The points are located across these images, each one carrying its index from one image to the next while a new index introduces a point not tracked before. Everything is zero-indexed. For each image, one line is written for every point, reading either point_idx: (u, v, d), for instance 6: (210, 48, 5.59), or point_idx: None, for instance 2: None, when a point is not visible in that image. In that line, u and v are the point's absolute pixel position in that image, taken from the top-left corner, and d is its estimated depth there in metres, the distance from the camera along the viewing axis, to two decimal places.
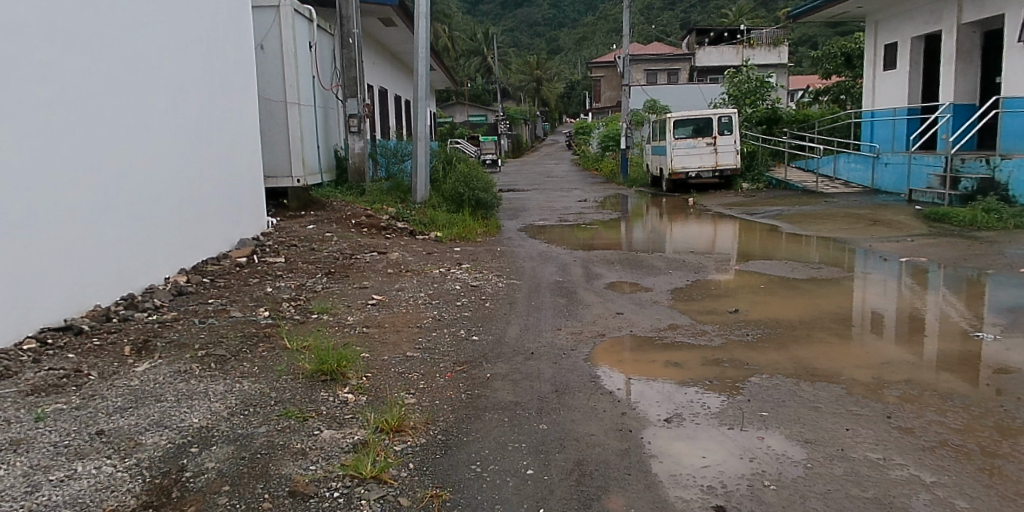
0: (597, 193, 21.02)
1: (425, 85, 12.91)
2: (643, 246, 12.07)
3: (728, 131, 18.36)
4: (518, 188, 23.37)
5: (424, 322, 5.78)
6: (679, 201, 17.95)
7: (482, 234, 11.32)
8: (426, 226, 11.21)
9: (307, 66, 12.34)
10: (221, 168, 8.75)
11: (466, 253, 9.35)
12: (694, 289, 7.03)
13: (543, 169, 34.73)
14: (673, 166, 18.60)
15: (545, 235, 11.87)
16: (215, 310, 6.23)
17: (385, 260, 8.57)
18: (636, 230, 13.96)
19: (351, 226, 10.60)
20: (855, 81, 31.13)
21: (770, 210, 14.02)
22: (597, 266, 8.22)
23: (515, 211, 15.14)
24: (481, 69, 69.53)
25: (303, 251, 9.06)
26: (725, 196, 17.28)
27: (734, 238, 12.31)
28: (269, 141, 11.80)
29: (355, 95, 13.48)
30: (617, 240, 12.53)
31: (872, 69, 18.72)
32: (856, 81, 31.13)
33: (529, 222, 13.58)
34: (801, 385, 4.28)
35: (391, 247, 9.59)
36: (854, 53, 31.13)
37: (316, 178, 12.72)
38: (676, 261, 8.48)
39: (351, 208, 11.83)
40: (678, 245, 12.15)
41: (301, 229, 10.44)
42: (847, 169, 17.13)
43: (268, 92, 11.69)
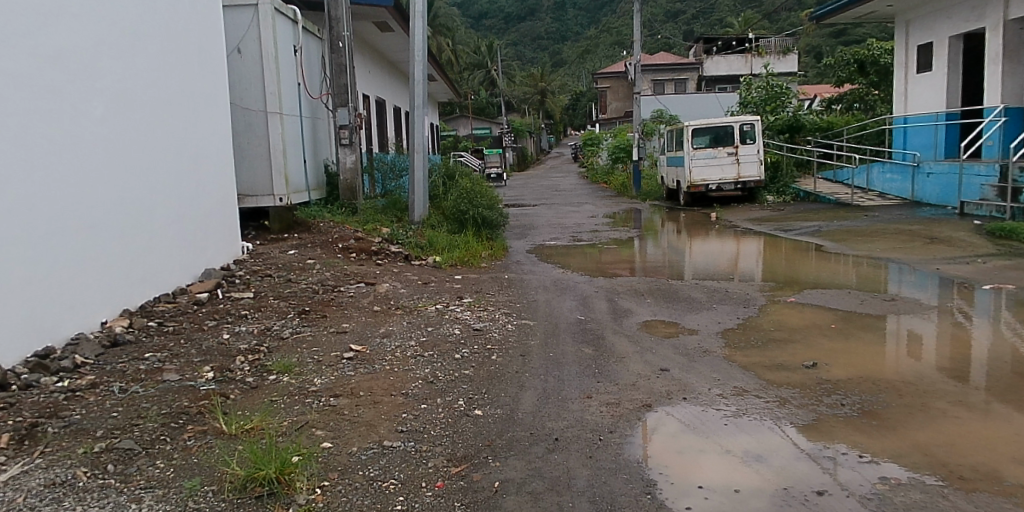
0: (609, 207, 19.69)
1: (422, 92, 11.63)
2: (667, 267, 10.74)
3: (750, 139, 17.03)
4: (526, 203, 22.10)
5: (413, 386, 4.42)
6: (700, 216, 16.58)
7: (486, 257, 9.97)
8: (423, 249, 9.85)
9: (290, 72, 11.10)
10: (180, 188, 7.42)
11: (468, 283, 7.99)
12: (751, 332, 5.66)
13: (552, 184, 33.54)
14: (692, 178, 17.26)
15: (558, 257, 10.51)
16: (148, 371, 4.89)
17: (373, 294, 7.24)
18: (657, 248, 12.62)
19: (337, 251, 9.26)
20: (869, 89, 29.75)
21: (805, 226, 12.67)
22: (626, 300, 6.86)
23: (523, 229, 13.80)
24: (484, 81, 68.55)
25: (277, 284, 7.71)
26: (750, 210, 15.91)
27: (768, 256, 10.97)
28: (248, 156, 10.52)
29: (346, 104, 12.25)
30: (637, 260, 11.21)
31: (903, 71, 17.36)
32: (871, 89, 29.78)
33: (540, 242, 12.22)
34: (954, 501, 2.92)
35: (382, 277, 8.25)
36: (868, 60, 29.82)
37: (303, 196, 11.42)
38: (719, 292, 7.11)
39: (340, 228, 10.51)
40: (706, 266, 10.78)
41: (280, 255, 9.12)
42: (883, 180, 15.77)
43: (247, 102, 10.42)
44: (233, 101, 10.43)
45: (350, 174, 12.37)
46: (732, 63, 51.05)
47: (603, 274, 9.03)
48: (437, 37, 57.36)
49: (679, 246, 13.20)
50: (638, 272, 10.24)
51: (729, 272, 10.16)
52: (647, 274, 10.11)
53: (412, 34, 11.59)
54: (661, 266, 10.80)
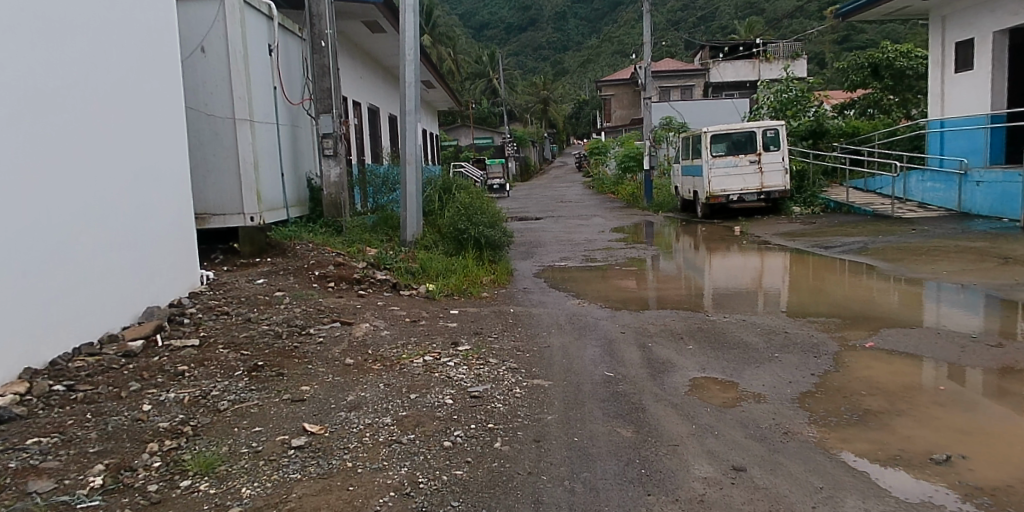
0: (620, 220, 18.32)
1: (415, 95, 10.28)
2: (689, 289, 9.43)
3: (774, 146, 15.66)
4: (530, 216, 20.75)
5: (378, 504, 3.06)
6: (721, 230, 15.21)
7: (488, 284, 8.59)
8: (414, 277, 8.43)
9: (264, 74, 9.82)
10: (113, 212, 6.00)
11: (464, 321, 6.61)
12: (836, 398, 4.29)
13: (556, 194, 32.20)
14: (710, 189, 15.89)
15: (571, 281, 9.13)
16: (18, 471, 3.53)
17: (348, 338, 5.86)
18: (678, 267, 11.28)
19: (312, 279, 7.89)
20: (883, 94, 28.17)
21: (847, 241, 11.26)
22: (661, 345, 5.48)
23: (529, 248, 12.43)
24: (486, 91, 67.46)
25: (234, 326, 6.33)
26: (776, 222, 14.52)
27: (808, 277, 9.59)
28: (214, 169, 9.21)
29: (330, 110, 10.94)
30: (655, 281, 9.89)
31: (939, 71, 15.99)
32: (885, 95, 28.17)
33: (547, 262, 10.85)
34: None
35: (363, 313, 6.86)
36: (882, 63, 28.46)
37: (281, 213, 10.10)
38: (777, 334, 5.72)
39: (319, 250, 9.16)
40: (738, 287, 9.42)
41: (246, 286, 7.76)
42: (922, 189, 14.39)
43: (212, 107, 9.11)
44: (196, 106, 9.11)
45: (336, 188, 11.05)
46: (738, 69, 50.33)
47: (628, 304, 7.67)
48: (438, 46, 56.44)
49: (704, 263, 11.84)
50: (659, 294, 8.92)
51: (762, 294, 8.84)
52: (666, 297, 8.82)
53: (404, 30, 10.25)
54: (684, 288, 9.50)
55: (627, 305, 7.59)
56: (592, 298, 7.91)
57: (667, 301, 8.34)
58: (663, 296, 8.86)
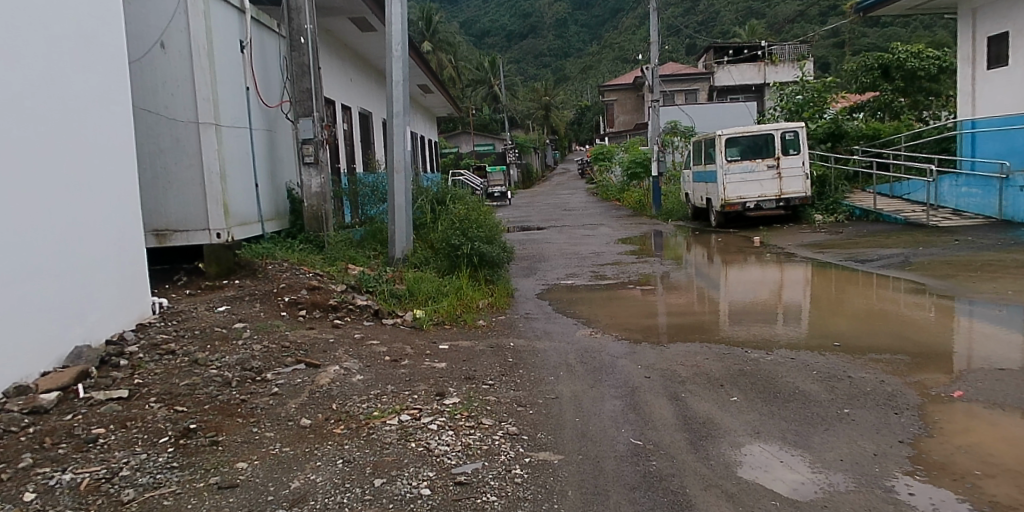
0: (628, 230, 17.20)
1: (404, 94, 9.20)
2: (714, 306, 8.38)
3: (794, 150, 14.58)
4: (533, 226, 19.65)
5: None
6: (739, 240, 14.12)
7: (485, 309, 7.49)
8: (399, 302, 7.32)
9: (234, 73, 8.80)
10: (27, 236, 4.85)
11: (455, 361, 5.51)
12: (943, 484, 3.20)
13: (560, 202, 31.11)
14: (726, 196, 14.81)
15: (580, 303, 8.04)
16: None
17: (309, 387, 4.76)
18: (698, 281, 10.20)
19: (281, 307, 6.80)
20: (894, 96, 26.86)
21: (885, 254, 10.16)
22: (699, 397, 4.39)
23: (531, 263, 11.34)
24: (487, 97, 66.54)
25: (178, 370, 5.24)
26: (799, 232, 13.42)
27: (848, 294, 8.51)
28: (177, 180, 8.15)
29: (310, 113, 9.93)
30: (674, 297, 8.85)
31: (970, 67, 14.91)
32: (895, 96, 26.85)
33: (552, 280, 9.75)
34: None
35: (335, 350, 5.75)
36: (892, 64, 27.34)
37: (254, 228, 9.05)
38: (841, 381, 4.60)
39: (294, 270, 8.08)
40: (768, 306, 8.34)
41: (204, 316, 6.68)
42: (955, 194, 13.30)
43: (173, 110, 8.07)
44: (156, 110, 8.06)
45: (318, 199, 10.01)
46: (744, 71, 49.27)
47: (649, 330, 6.54)
48: (438, 53, 55.62)
49: (727, 276, 10.76)
50: (679, 312, 7.87)
51: (797, 313, 7.80)
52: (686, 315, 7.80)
53: (390, 23, 9.20)
54: (707, 305, 8.45)
55: (648, 332, 6.45)
56: (607, 325, 6.79)
57: (689, 322, 7.28)
58: (684, 314, 7.81)
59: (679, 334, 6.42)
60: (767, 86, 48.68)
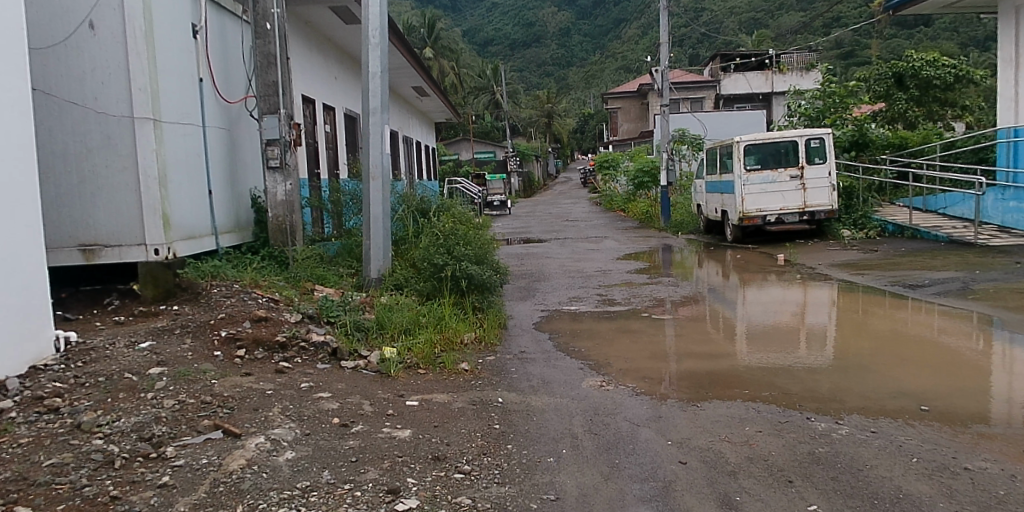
0: (635, 244, 15.86)
1: (382, 88, 7.91)
2: (745, 335, 7.08)
3: (819, 158, 13.32)
4: (533, 238, 18.31)
5: None
6: (760, 257, 12.80)
7: (471, 346, 6.16)
8: (365, 336, 5.97)
9: (183, 61, 7.56)
10: None
11: (425, 427, 4.18)
12: None
13: (562, 212, 29.77)
14: (744, 208, 13.51)
15: (585, 336, 6.72)
16: None
17: (212, 475, 3.44)
18: (722, 302, 8.88)
19: (216, 345, 5.48)
20: (909, 107, 25.06)
21: (938, 278, 8.83)
22: (761, 503, 3.05)
23: (530, 283, 10.00)
24: (488, 104, 65.39)
25: (52, 438, 3.92)
26: (828, 249, 12.10)
27: (903, 325, 7.20)
28: (107, 185, 6.85)
29: (276, 110, 8.65)
30: (697, 323, 7.56)
31: (1012, 71, 13.62)
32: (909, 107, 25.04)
33: (553, 305, 8.42)
34: None
35: (268, 409, 4.43)
36: (906, 73, 25.41)
37: (204, 243, 7.76)
38: (957, 479, 3.26)
39: (245, 294, 6.76)
40: (805, 338, 7.05)
41: (119, 354, 5.35)
42: (1002, 210, 11.99)
43: (103, 102, 6.79)
44: (83, 101, 6.78)
45: (284, 209, 8.73)
46: (750, 80, 48.01)
47: (673, 377, 5.20)
48: (440, 59, 54.54)
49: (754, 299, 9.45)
50: (703, 342, 6.57)
51: (846, 346, 6.50)
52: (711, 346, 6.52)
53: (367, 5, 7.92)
54: (736, 333, 7.16)
55: (673, 380, 5.12)
56: (621, 369, 5.45)
57: (720, 357, 5.98)
58: (709, 344, 6.50)
59: (711, 380, 5.11)
60: (775, 95, 47.30)
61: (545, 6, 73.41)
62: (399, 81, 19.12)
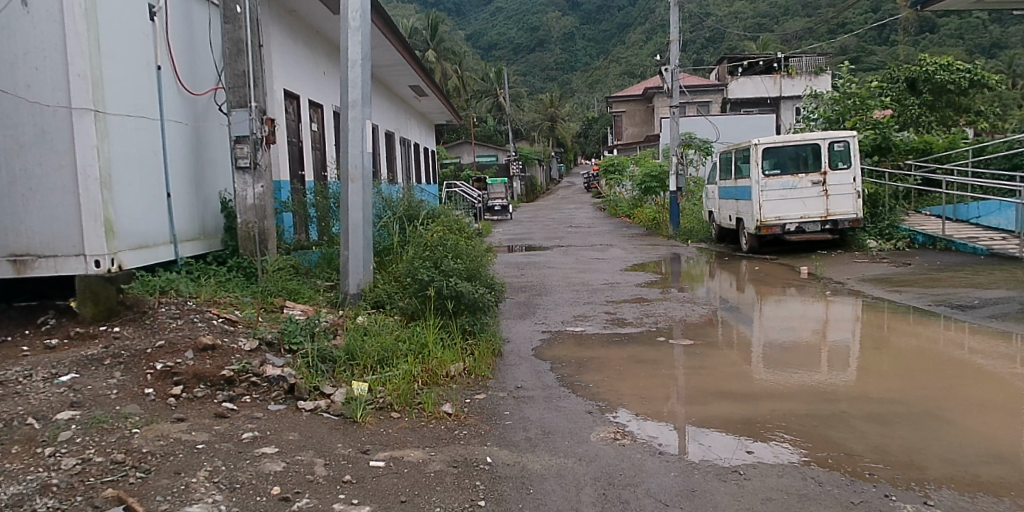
0: (643, 253, 14.91)
1: (363, 78, 6.98)
2: (779, 359, 6.09)
3: (842, 163, 12.40)
4: (534, 245, 17.36)
5: None
6: (780, 269, 11.83)
7: (458, 380, 5.20)
8: (330, 368, 5.02)
9: (136, 46, 6.64)
10: None
11: (390, 501, 3.23)
12: None
13: (565, 218, 28.80)
14: (761, 215, 12.55)
15: (593, 366, 5.76)
16: None
17: None
18: (745, 319, 7.90)
19: (150, 381, 4.53)
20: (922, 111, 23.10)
21: (988, 299, 7.86)
22: None
23: (530, 299, 9.04)
24: (491, 108, 64.46)
25: None
26: (855, 262, 11.13)
27: (959, 351, 6.23)
28: (40, 186, 5.89)
29: (246, 104, 7.72)
30: (722, 344, 6.58)
31: None
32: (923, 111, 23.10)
33: (556, 325, 7.46)
34: None
35: (193, 472, 3.49)
36: (920, 77, 23.59)
37: (159, 252, 6.82)
38: None
39: (199, 313, 5.82)
40: (848, 363, 6.08)
41: (29, 389, 4.40)
42: None
43: (37, 90, 5.85)
44: (15, 89, 5.84)
45: (255, 214, 7.78)
46: (758, 84, 46.98)
47: (703, 426, 4.24)
48: (442, 62, 53.66)
49: (780, 316, 8.46)
50: (734, 371, 5.58)
51: (902, 377, 5.52)
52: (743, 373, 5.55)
53: None
54: (769, 358, 6.17)
55: (704, 431, 4.16)
56: (639, 414, 4.49)
57: (757, 391, 4.99)
58: (741, 373, 5.52)
59: (751, 431, 4.14)
60: (783, 100, 46.29)
61: (550, 10, 72.67)
62: (395, 80, 18.16)
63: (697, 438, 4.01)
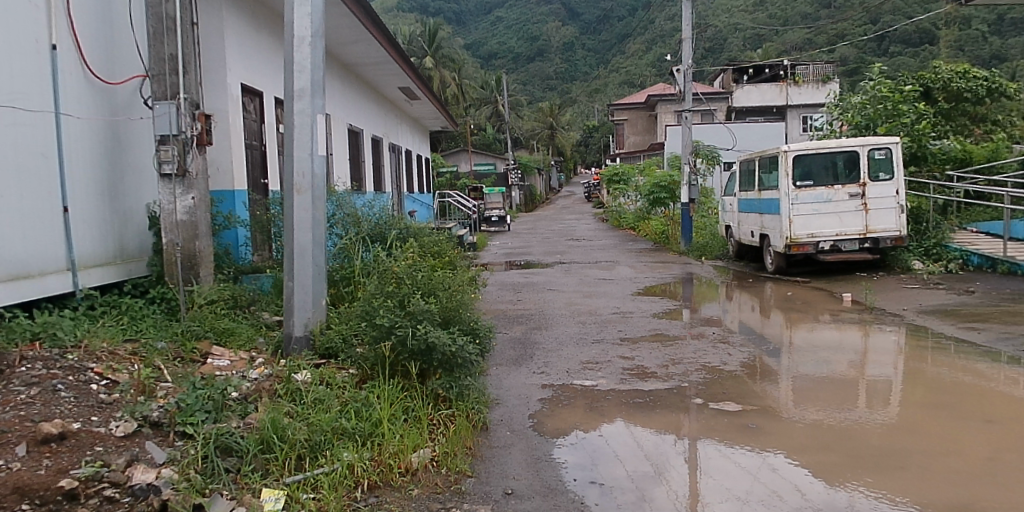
0: (654, 271, 13.38)
1: (316, 61, 5.45)
2: (863, 428, 4.53)
3: (883, 173, 10.90)
4: (533, 261, 15.84)
5: None
6: (815, 294, 10.28)
7: (422, 480, 3.66)
8: (233, 466, 3.46)
9: (16, 17, 5.12)
10: None
11: None
12: None
13: (566, 229, 27.32)
14: (790, 232, 11.00)
15: (611, 448, 4.21)
16: None
17: None
18: (798, 362, 6.31)
19: None
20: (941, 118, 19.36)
21: None
22: None
23: (526, 333, 7.50)
24: (490, 116, 63.04)
25: None
26: (904, 288, 9.58)
27: None
28: None
29: (173, 95, 6.16)
30: (781, 406, 5.01)
31: None
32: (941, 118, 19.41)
33: (558, 372, 5.91)
34: None
35: None
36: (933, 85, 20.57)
37: (48, 284, 5.28)
38: None
39: (73, 371, 4.28)
40: (951, 428, 4.55)
41: None
42: None
43: None
44: None
45: (184, 232, 6.21)
46: (764, 92, 45.46)
47: (711, 452, 4.17)
48: (440, 69, 52.34)
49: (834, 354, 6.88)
50: (810, 459, 4.03)
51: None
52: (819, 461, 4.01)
53: None
54: (848, 424, 4.60)
55: (710, 456, 4.11)
56: (647, 454, 4.14)
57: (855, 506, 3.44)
58: (821, 464, 3.95)
59: (754, 455, 4.11)
60: (790, 109, 44.98)
61: (551, 19, 71.55)
62: (383, 82, 16.69)
63: (707, 471, 3.89)
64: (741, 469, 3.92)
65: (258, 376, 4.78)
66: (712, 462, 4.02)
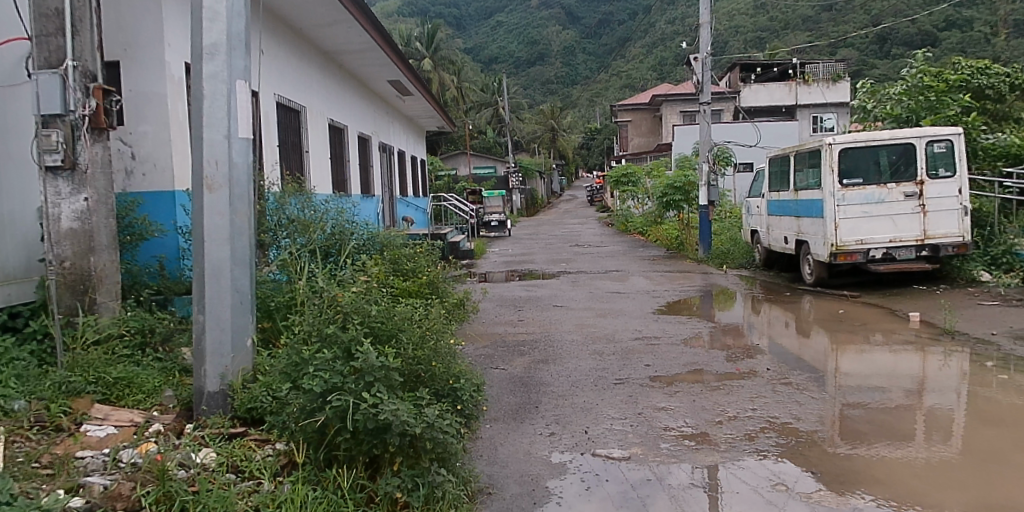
0: (674, 283, 11.81)
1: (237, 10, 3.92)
2: (935, 483, 3.52)
3: (944, 169, 9.37)
4: (536, 271, 14.29)
5: None
6: (871, 312, 8.68)
7: None
8: None
9: None
10: None
11: None
12: None
13: (571, 234, 25.79)
14: (838, 238, 9.43)
15: None
16: None
17: None
18: (892, 412, 4.73)
19: None
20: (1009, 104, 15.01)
21: None
22: None
23: (529, 369, 5.94)
24: (491, 119, 61.54)
25: None
26: (984, 305, 7.96)
27: None
28: None
29: (57, 63, 4.59)
30: (920, 498, 3.36)
31: None
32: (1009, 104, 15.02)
33: (574, 431, 4.33)
34: None
35: None
36: None
37: None
38: None
39: None
40: None
41: None
42: None
43: None
44: None
45: (74, 245, 4.63)
46: (772, 92, 43.34)
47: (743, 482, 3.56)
48: (439, 71, 50.86)
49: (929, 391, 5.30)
50: None
51: None
52: None
53: None
54: None
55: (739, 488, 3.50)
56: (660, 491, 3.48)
57: None
58: None
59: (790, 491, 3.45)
60: (799, 109, 43.44)
61: (551, 21, 70.18)
62: (369, 74, 15.19)
63: (731, 504, 3.30)
64: (772, 507, 3.30)
65: (132, 462, 3.24)
66: (736, 497, 3.39)
